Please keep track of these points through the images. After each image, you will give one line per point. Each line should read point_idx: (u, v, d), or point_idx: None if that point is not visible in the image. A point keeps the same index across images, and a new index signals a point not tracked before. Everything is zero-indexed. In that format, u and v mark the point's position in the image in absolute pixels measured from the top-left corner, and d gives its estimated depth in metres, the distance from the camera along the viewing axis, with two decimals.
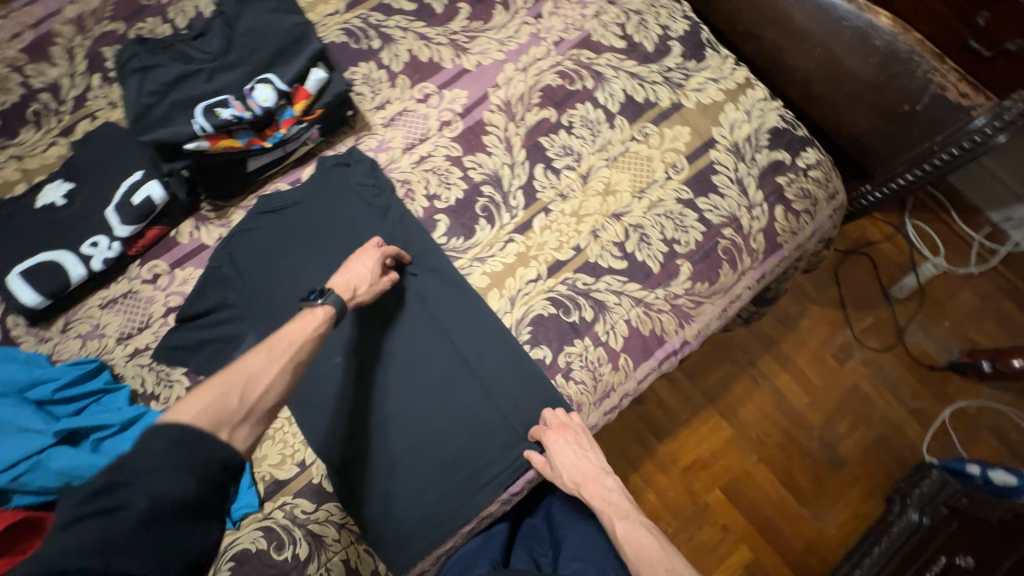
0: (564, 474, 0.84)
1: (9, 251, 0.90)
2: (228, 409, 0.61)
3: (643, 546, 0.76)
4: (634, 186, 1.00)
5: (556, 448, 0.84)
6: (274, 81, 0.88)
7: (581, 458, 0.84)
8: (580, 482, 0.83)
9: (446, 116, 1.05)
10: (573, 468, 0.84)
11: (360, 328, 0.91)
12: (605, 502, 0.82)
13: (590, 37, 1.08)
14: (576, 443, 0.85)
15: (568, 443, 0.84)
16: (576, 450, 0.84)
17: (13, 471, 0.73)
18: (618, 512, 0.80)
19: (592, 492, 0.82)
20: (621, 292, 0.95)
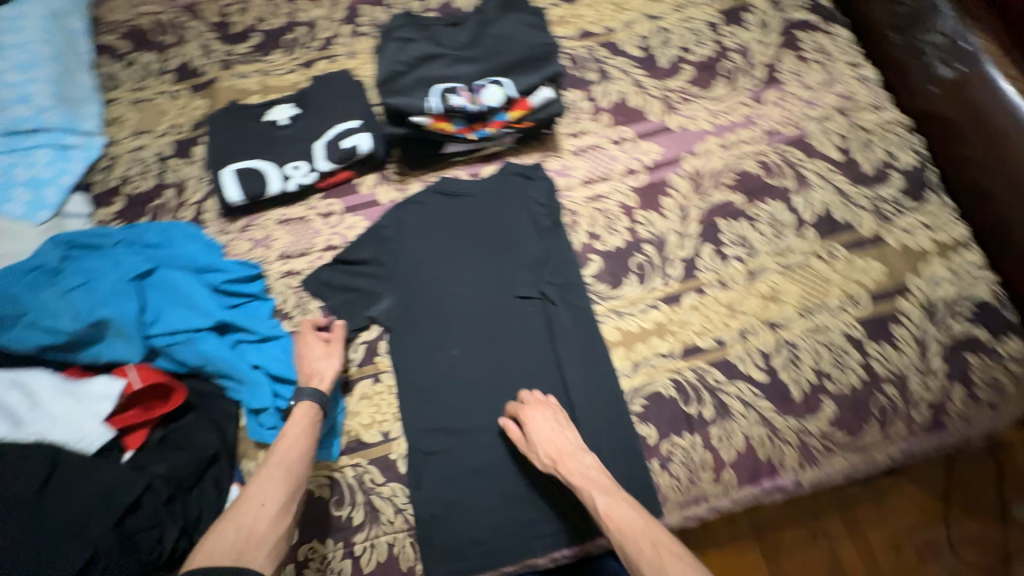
0: (540, 450, 0.81)
1: (232, 148, 1.03)
2: (231, 536, 0.65)
3: (624, 521, 0.73)
4: (802, 303, 0.93)
5: (531, 415, 0.83)
6: (507, 86, 0.92)
7: (557, 431, 0.82)
8: (556, 456, 0.80)
9: (633, 165, 1.05)
10: (560, 439, 0.82)
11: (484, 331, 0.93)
12: (586, 481, 0.77)
13: (806, 138, 1.04)
14: (554, 418, 0.84)
15: (546, 415, 0.84)
16: (553, 426, 0.82)
17: (173, 338, 0.82)
18: (598, 486, 0.77)
19: (574, 470, 0.79)
20: (751, 404, 0.88)
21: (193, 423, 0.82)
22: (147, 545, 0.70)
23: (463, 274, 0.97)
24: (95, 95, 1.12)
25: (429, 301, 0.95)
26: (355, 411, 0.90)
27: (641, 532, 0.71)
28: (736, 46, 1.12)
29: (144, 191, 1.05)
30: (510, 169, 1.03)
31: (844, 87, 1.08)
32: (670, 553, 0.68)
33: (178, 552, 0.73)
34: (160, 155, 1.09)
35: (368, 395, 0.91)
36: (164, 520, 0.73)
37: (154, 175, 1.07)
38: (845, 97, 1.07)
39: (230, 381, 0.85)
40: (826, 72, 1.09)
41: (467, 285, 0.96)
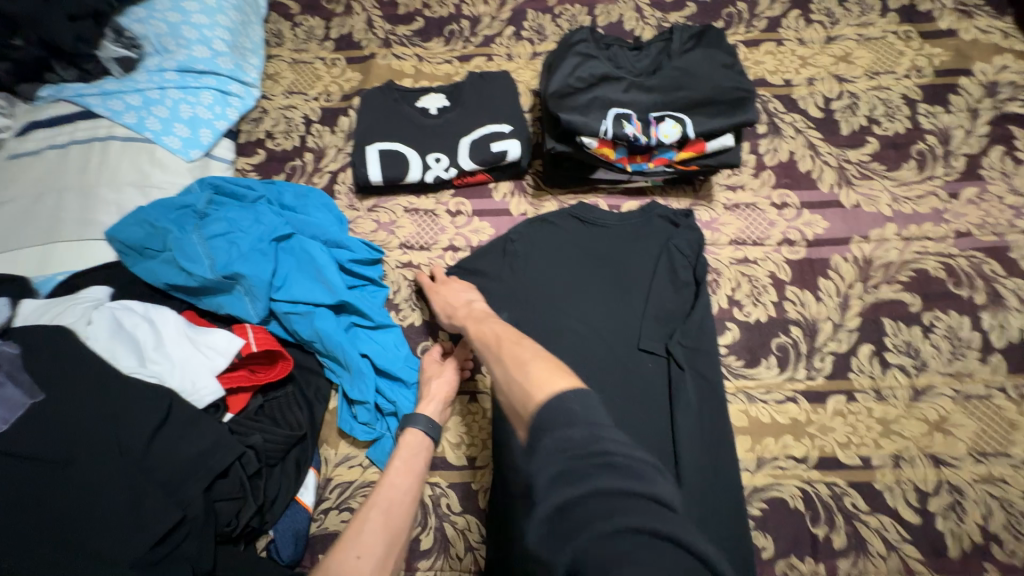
0: (437, 305, 0.82)
1: (379, 127, 1.01)
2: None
3: (490, 337, 0.68)
4: (976, 441, 0.78)
5: (434, 282, 0.86)
6: (686, 124, 0.84)
7: (451, 287, 0.84)
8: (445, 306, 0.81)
9: (792, 235, 0.94)
10: (460, 297, 0.82)
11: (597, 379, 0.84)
12: (461, 305, 0.80)
13: (1007, 250, 0.89)
14: (453, 280, 0.86)
15: (443, 278, 0.87)
16: (451, 287, 0.85)
17: (292, 307, 0.80)
18: (472, 318, 0.74)
19: (458, 315, 0.78)
20: (894, 546, 0.74)
21: (289, 397, 0.80)
22: (225, 518, 0.68)
23: (585, 309, 0.89)
24: (261, 49, 1.15)
25: (545, 331, 0.88)
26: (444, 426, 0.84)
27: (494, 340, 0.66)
28: (935, 129, 0.99)
29: (285, 150, 1.06)
30: (658, 211, 0.95)
31: None
32: (511, 346, 0.63)
33: (247, 529, 0.71)
34: (306, 118, 1.09)
35: (461, 413, 0.85)
36: (246, 495, 0.70)
37: (297, 137, 1.07)
38: None
39: (333, 365, 0.82)
40: None
41: (588, 324, 0.88)
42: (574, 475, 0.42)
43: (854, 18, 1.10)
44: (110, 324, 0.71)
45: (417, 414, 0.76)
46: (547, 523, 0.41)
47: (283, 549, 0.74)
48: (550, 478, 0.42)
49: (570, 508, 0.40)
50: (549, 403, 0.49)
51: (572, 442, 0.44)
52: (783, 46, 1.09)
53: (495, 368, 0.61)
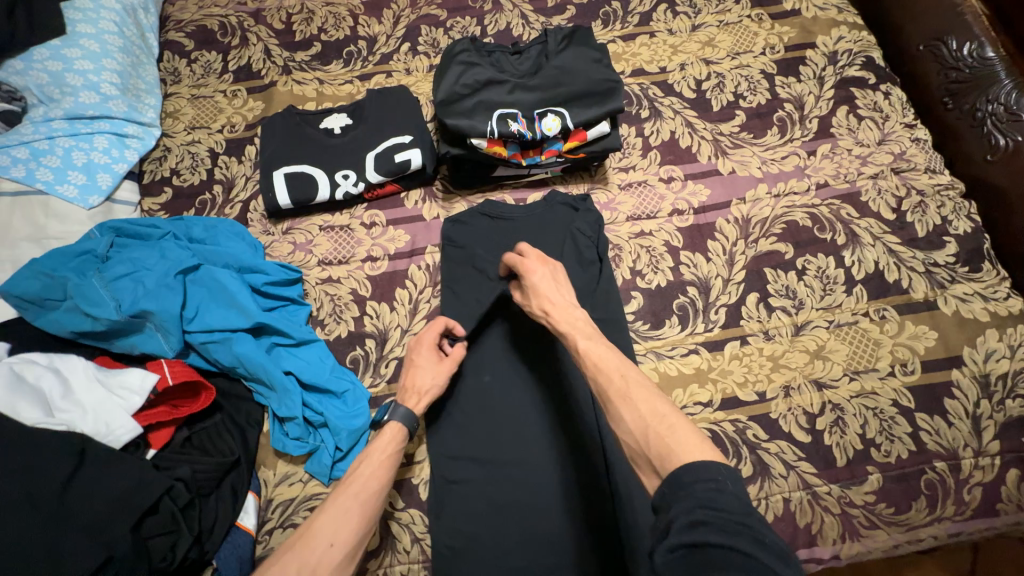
0: (538, 299, 0.78)
1: (284, 152, 1.03)
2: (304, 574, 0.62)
3: (602, 358, 0.67)
4: (849, 363, 0.90)
5: (531, 268, 0.81)
6: (564, 117, 0.92)
7: (554, 283, 0.79)
8: (551, 311, 0.76)
9: (680, 206, 1.04)
10: (559, 296, 0.78)
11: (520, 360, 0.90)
12: (566, 311, 0.76)
13: (859, 195, 1.02)
14: (551, 275, 0.81)
15: (540, 269, 0.81)
16: (551, 280, 0.80)
17: (209, 336, 0.81)
18: (584, 333, 0.72)
19: (564, 320, 0.74)
20: (792, 466, 0.84)
21: (217, 425, 0.81)
22: (159, 552, 0.68)
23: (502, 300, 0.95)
24: (157, 88, 1.15)
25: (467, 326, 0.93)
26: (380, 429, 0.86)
27: (614, 368, 0.65)
28: (790, 97, 1.12)
29: (193, 185, 1.06)
30: (557, 199, 1.02)
31: (898, 146, 1.07)
32: (638, 387, 0.61)
33: (186, 561, 0.71)
34: (212, 151, 1.10)
35: None
36: (181, 528, 0.71)
37: (204, 170, 1.08)
38: (899, 157, 1.05)
39: (259, 386, 0.84)
40: (881, 129, 1.08)
41: (506, 312, 0.94)
42: (714, 531, 0.45)
43: (713, 6, 1.23)
44: (7, 378, 0.70)
45: (401, 406, 0.78)
46: (676, 553, 0.45)
47: None
48: (688, 524, 0.46)
49: (704, 552, 0.44)
50: (686, 468, 0.51)
51: (720, 505, 0.47)
52: (655, 37, 1.20)
53: (618, 402, 0.61)
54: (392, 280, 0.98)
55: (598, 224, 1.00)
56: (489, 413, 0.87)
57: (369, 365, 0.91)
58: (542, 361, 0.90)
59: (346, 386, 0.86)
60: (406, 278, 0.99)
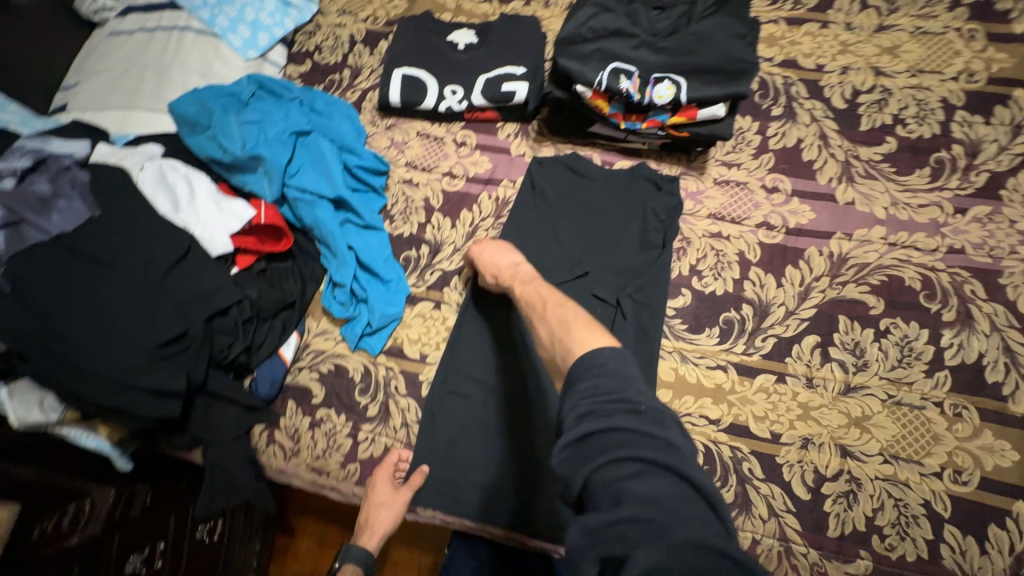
0: (486, 264, 0.89)
1: (409, 54, 1.10)
2: None
3: (530, 295, 0.79)
4: (892, 444, 0.80)
5: (484, 244, 0.91)
6: (681, 87, 0.87)
7: (501, 250, 0.90)
8: (497, 268, 0.87)
9: (773, 220, 0.95)
10: (504, 259, 0.88)
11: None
12: (511, 267, 0.87)
13: (998, 275, 0.86)
14: (501, 244, 0.91)
15: (491, 243, 0.91)
16: (500, 247, 0.90)
17: (301, 194, 0.94)
18: (521, 276, 0.84)
19: (508, 275, 0.85)
20: (775, 513, 0.80)
21: (287, 270, 0.97)
22: (219, 346, 0.85)
23: (558, 251, 0.97)
24: None
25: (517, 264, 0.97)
26: (408, 324, 0.97)
27: (538, 298, 0.78)
28: (965, 138, 0.93)
29: (328, 64, 1.18)
30: (642, 172, 0.99)
31: None
32: (555, 306, 0.74)
33: (235, 362, 0.89)
34: (352, 38, 1.20)
35: (424, 316, 0.97)
36: (238, 334, 0.87)
37: (341, 53, 1.19)
38: None
39: (326, 250, 0.97)
40: None
41: (556, 265, 0.96)
42: (596, 420, 0.53)
43: (916, 9, 1.03)
44: (155, 174, 0.89)
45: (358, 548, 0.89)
46: (570, 449, 0.53)
47: (261, 387, 0.92)
48: (575, 419, 0.54)
49: (590, 437, 0.52)
50: (586, 362, 0.60)
51: (601, 390, 0.56)
52: (827, 29, 1.04)
53: (540, 325, 0.73)
54: (462, 200, 1.04)
55: (674, 211, 0.95)
56: (511, 348, 0.93)
57: (417, 268, 1.00)
58: None
59: (392, 277, 0.97)
60: (474, 203, 1.04)
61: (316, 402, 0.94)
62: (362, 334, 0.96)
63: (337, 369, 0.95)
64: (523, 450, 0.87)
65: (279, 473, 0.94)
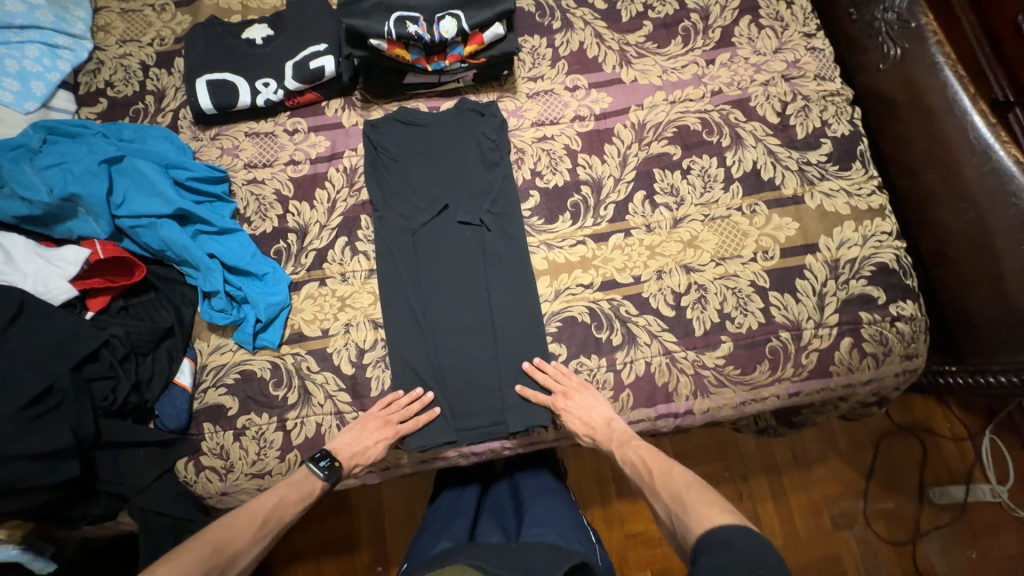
0: (576, 424, 0.91)
1: (208, 61, 1.09)
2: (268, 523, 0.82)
3: (641, 459, 0.87)
4: (718, 250, 1.00)
5: (564, 408, 0.92)
6: (461, 19, 0.98)
7: (589, 407, 0.92)
8: (593, 429, 0.91)
9: (583, 112, 1.11)
10: (600, 412, 0.92)
11: (426, 250, 1.01)
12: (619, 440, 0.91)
13: (748, 101, 1.09)
14: (584, 395, 0.93)
15: (579, 399, 0.92)
16: (587, 402, 0.92)
17: (137, 221, 0.92)
18: (619, 438, 0.91)
19: (604, 437, 0.91)
20: (655, 335, 0.97)
21: (153, 299, 0.94)
22: (101, 393, 0.83)
23: (426, 198, 1.04)
24: (85, 1, 1.18)
25: (390, 218, 1.03)
26: (299, 308, 0.99)
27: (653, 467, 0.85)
28: (697, 7, 1.16)
29: (126, 96, 1.13)
30: (465, 106, 1.09)
31: (793, 55, 1.12)
32: (674, 473, 0.84)
33: (129, 404, 0.87)
34: (143, 64, 1.16)
35: (313, 295, 1.00)
36: (118, 374, 0.85)
37: (136, 82, 1.14)
38: (792, 65, 1.11)
39: (187, 268, 0.95)
40: (779, 38, 1.13)
41: (417, 209, 1.04)
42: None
43: None
44: None
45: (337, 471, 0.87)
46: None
47: (167, 420, 0.90)
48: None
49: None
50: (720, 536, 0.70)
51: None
52: None
53: (651, 496, 0.83)
54: (313, 181, 1.07)
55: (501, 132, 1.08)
56: (413, 290, 0.99)
57: (291, 255, 1.02)
58: (451, 248, 1.01)
59: (267, 270, 0.98)
60: (325, 180, 1.07)
61: (233, 413, 0.94)
62: (258, 333, 0.97)
63: (243, 375, 0.95)
64: (450, 373, 0.96)
65: (221, 496, 0.94)
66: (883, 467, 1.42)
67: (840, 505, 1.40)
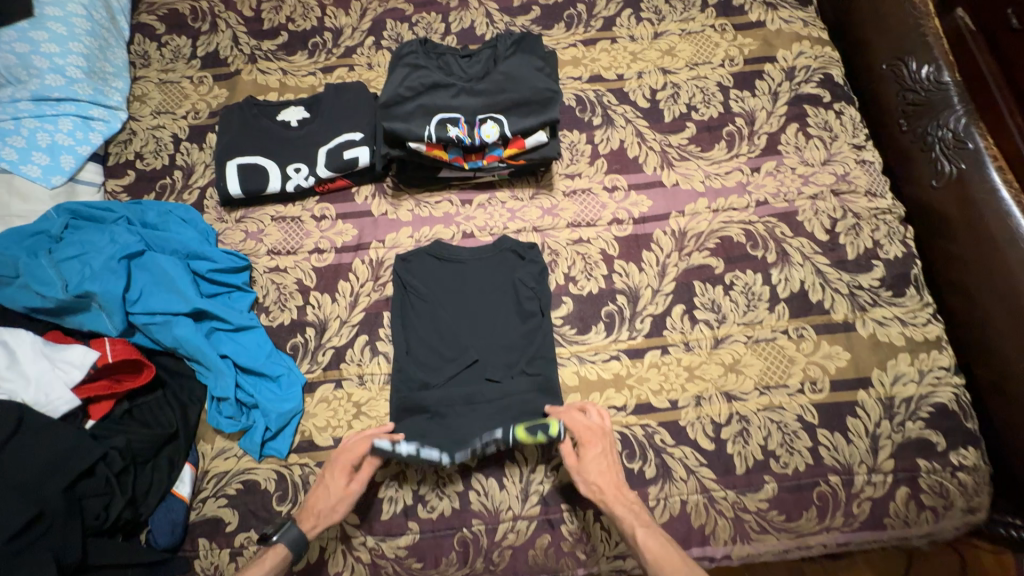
0: (588, 477, 0.83)
1: (240, 143, 1.07)
2: None
3: (661, 553, 0.75)
4: (761, 378, 0.94)
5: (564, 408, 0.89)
6: (503, 124, 0.95)
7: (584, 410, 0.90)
8: (603, 489, 0.82)
9: (621, 215, 1.06)
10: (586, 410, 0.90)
11: (444, 405, 0.91)
12: (635, 522, 0.78)
13: (796, 214, 1.04)
14: (605, 453, 0.85)
15: (598, 446, 0.85)
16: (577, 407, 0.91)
17: (151, 318, 0.87)
18: (642, 520, 0.79)
19: (590, 456, 0.84)
20: (692, 471, 0.89)
21: (159, 399, 0.89)
22: (93, 512, 0.76)
23: (453, 345, 0.96)
24: (125, 72, 1.18)
25: (413, 364, 0.95)
26: (312, 413, 0.93)
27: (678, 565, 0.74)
28: (742, 111, 1.13)
29: (155, 170, 1.11)
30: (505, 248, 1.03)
31: (843, 168, 1.08)
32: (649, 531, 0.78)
33: (120, 521, 0.79)
34: (175, 137, 1.14)
35: (327, 400, 0.94)
36: (114, 490, 0.79)
37: (166, 156, 1.13)
38: (841, 178, 1.07)
39: (197, 366, 0.90)
40: (827, 149, 1.09)
41: (443, 359, 0.95)
42: None
43: (677, 14, 1.22)
44: None
45: (293, 530, 0.79)
46: None
47: (160, 537, 0.82)
48: None
49: None
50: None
51: None
52: (616, 43, 1.20)
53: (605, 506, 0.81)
54: (337, 272, 1.03)
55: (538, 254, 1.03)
56: None
57: (307, 352, 0.97)
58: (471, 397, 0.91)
59: (282, 371, 0.93)
60: (349, 271, 1.03)
61: (231, 530, 0.86)
62: (266, 440, 0.91)
63: (245, 486, 0.88)
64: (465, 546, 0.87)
65: None
66: None
67: None
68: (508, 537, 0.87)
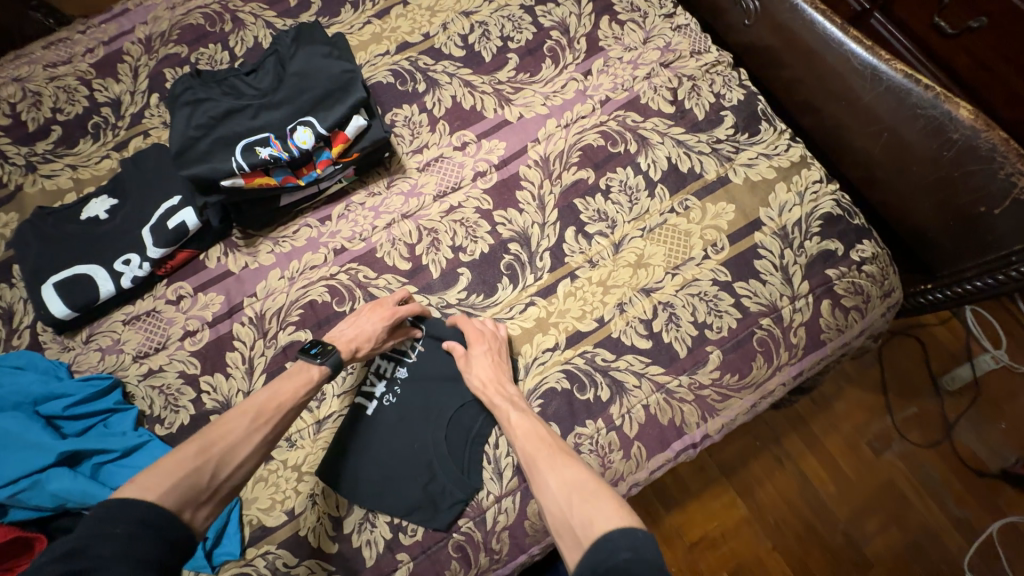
0: (474, 373, 0.84)
1: (45, 259, 0.93)
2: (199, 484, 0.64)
3: (527, 433, 0.77)
4: (668, 261, 0.94)
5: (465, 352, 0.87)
6: (314, 124, 0.89)
7: (490, 354, 0.86)
8: (490, 389, 0.83)
9: (481, 167, 1.03)
10: (477, 334, 0.88)
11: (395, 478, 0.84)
12: (516, 415, 0.79)
13: (638, 99, 1.05)
14: (491, 350, 0.86)
15: (483, 345, 0.86)
16: (475, 332, 0.88)
17: (14, 487, 0.75)
18: (517, 406, 0.81)
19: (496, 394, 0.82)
20: (642, 374, 0.89)
21: None
22: None
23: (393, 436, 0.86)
24: None
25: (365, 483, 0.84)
26: (252, 498, 0.84)
27: (538, 440, 0.75)
28: (554, 23, 1.11)
29: None
30: (432, 357, 0.91)
31: (663, 40, 1.09)
32: (562, 455, 0.72)
33: None
34: None
35: (263, 477, 0.85)
36: None
37: None
38: (666, 50, 1.08)
39: None
40: (643, 29, 1.10)
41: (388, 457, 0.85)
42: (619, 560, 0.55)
43: None
44: None
45: (334, 354, 0.82)
46: None
47: None
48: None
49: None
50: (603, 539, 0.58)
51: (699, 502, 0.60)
52: (409, 4, 1.14)
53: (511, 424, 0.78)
54: (219, 346, 0.93)
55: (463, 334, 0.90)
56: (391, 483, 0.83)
57: None
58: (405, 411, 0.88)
59: None
60: (232, 339, 0.93)
61: None
62: (212, 550, 0.81)
63: None
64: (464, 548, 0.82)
65: None
66: (936, 376, 1.35)
67: (872, 429, 1.32)
68: (500, 520, 0.83)
